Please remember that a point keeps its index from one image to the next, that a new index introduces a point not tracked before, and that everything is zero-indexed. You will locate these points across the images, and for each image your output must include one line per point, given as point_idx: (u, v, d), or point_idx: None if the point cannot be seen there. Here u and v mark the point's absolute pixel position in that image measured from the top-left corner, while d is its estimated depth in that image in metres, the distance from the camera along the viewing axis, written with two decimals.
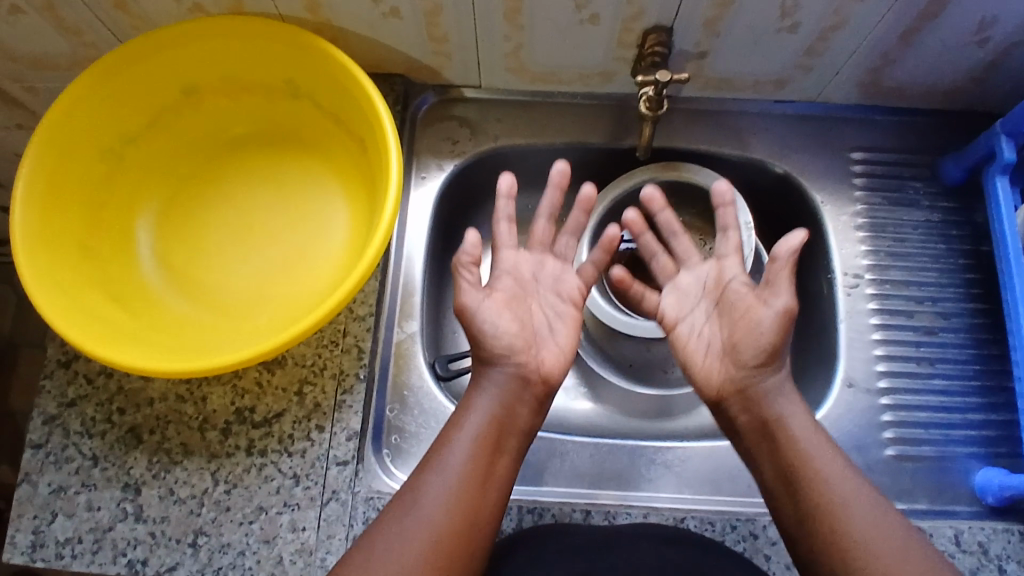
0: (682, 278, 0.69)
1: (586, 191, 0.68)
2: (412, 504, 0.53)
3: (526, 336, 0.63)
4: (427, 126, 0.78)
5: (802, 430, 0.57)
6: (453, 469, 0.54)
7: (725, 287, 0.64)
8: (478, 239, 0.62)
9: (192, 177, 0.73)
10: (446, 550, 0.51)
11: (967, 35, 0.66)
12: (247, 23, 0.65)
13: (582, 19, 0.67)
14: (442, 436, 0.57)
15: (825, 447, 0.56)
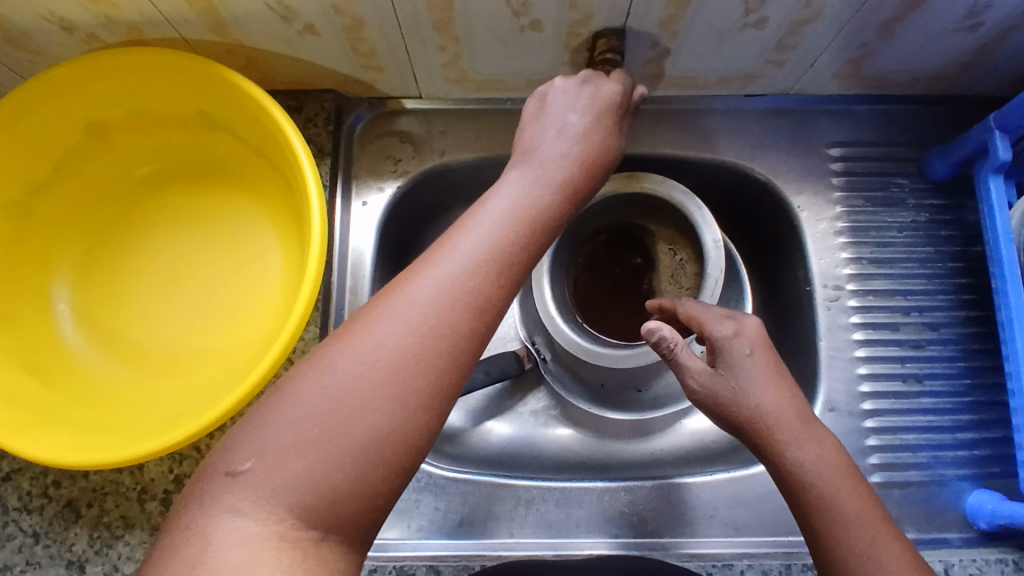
0: (725, 327, 0.53)
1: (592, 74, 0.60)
2: (424, 279, 0.41)
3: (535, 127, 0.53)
4: (365, 146, 0.71)
5: (825, 477, 0.47)
6: (483, 243, 0.43)
7: (742, 346, 0.52)
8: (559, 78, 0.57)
9: (108, 223, 0.67)
10: (440, 359, 0.40)
11: (958, 21, 0.59)
12: (148, 55, 0.58)
13: (522, 27, 0.59)
14: (470, 214, 0.46)
15: (857, 496, 0.47)
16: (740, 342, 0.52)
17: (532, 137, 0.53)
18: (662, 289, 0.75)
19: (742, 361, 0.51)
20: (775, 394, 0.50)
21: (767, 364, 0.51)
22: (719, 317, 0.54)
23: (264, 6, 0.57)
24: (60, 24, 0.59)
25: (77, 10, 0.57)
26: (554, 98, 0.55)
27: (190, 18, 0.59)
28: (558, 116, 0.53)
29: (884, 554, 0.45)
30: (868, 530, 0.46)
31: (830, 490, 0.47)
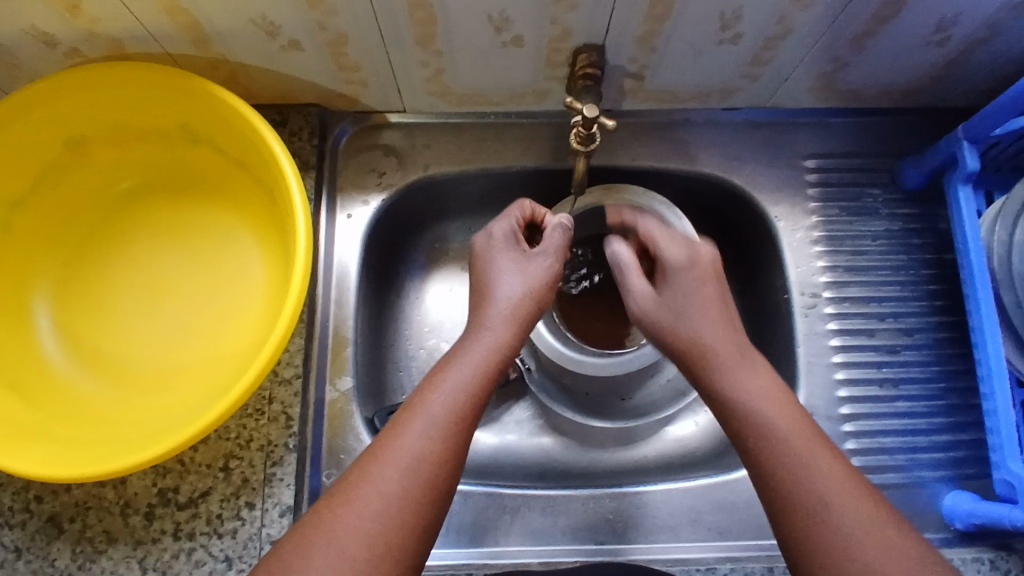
0: (680, 254, 0.60)
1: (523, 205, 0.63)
2: (386, 458, 0.45)
3: (483, 274, 0.58)
4: (349, 159, 0.72)
5: (756, 399, 0.50)
6: (437, 413, 0.47)
7: (688, 274, 0.59)
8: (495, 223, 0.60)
9: (91, 238, 0.67)
10: (399, 529, 0.43)
11: (926, 35, 0.61)
12: (131, 69, 0.59)
13: (504, 42, 0.61)
14: (429, 379, 0.50)
15: (790, 415, 0.49)
16: (684, 262, 0.59)
17: (482, 283, 0.57)
18: None
19: (684, 275, 0.59)
20: (711, 310, 0.56)
21: (711, 297, 0.57)
22: (670, 238, 0.62)
23: (249, 22, 0.58)
24: (41, 38, 0.59)
25: (59, 24, 0.58)
26: (491, 256, 0.58)
27: (174, 33, 0.59)
28: (498, 273, 0.57)
29: (818, 458, 0.46)
30: (799, 446, 0.47)
31: (761, 412, 0.49)
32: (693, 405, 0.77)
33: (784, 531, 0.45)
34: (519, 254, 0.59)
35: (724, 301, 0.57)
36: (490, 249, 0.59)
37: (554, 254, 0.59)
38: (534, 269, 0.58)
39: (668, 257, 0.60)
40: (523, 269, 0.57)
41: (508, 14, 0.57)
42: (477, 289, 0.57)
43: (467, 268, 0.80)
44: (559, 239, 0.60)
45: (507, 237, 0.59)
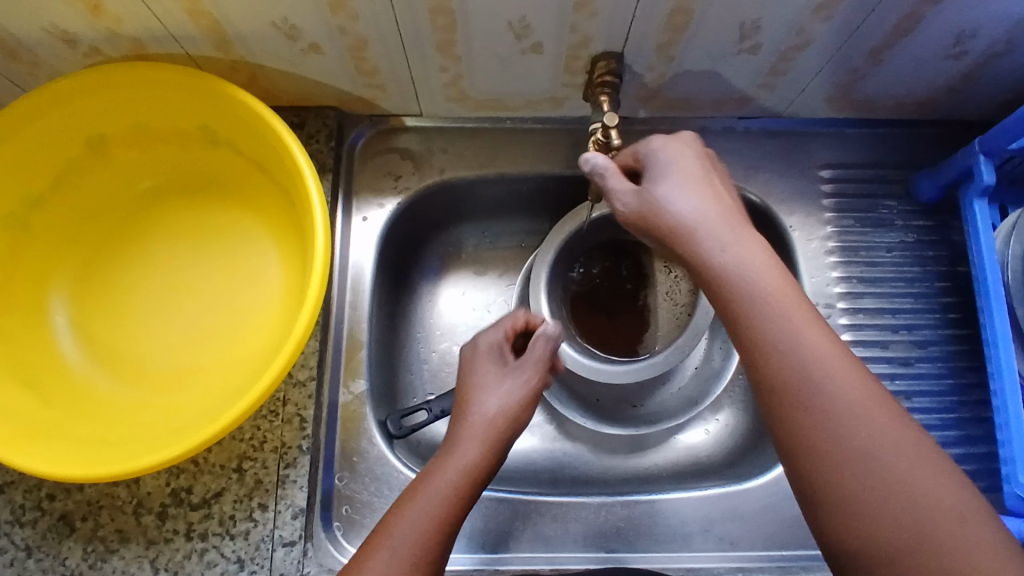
0: (659, 143, 0.54)
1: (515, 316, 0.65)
2: (377, 550, 0.47)
3: (469, 383, 0.59)
4: (366, 163, 0.72)
5: (752, 275, 0.47)
6: (422, 520, 0.49)
7: (676, 158, 0.53)
8: (487, 332, 0.64)
9: (108, 238, 0.68)
10: None
11: (945, 47, 0.61)
12: (152, 70, 0.59)
13: (524, 49, 0.61)
14: (413, 487, 0.52)
15: (788, 295, 0.46)
16: (666, 151, 0.53)
17: (467, 392, 0.59)
18: (659, 305, 0.77)
19: (667, 162, 0.53)
20: (691, 199, 0.50)
21: (696, 177, 0.52)
22: (644, 138, 0.56)
23: (271, 25, 0.58)
24: (63, 37, 0.60)
25: (81, 23, 0.58)
26: (475, 370, 0.60)
27: (195, 35, 0.60)
28: (480, 386, 0.59)
29: (812, 339, 0.44)
30: (799, 329, 0.45)
31: (756, 286, 0.46)
32: (704, 413, 0.76)
33: (804, 453, 0.43)
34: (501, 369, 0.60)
35: (709, 189, 0.51)
36: (478, 357, 0.61)
37: (536, 365, 0.60)
38: (509, 382, 0.58)
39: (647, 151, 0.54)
40: (497, 382, 0.58)
41: (528, 21, 0.57)
42: (461, 406, 0.58)
43: (480, 273, 0.80)
44: (544, 350, 0.62)
45: (493, 347, 0.62)
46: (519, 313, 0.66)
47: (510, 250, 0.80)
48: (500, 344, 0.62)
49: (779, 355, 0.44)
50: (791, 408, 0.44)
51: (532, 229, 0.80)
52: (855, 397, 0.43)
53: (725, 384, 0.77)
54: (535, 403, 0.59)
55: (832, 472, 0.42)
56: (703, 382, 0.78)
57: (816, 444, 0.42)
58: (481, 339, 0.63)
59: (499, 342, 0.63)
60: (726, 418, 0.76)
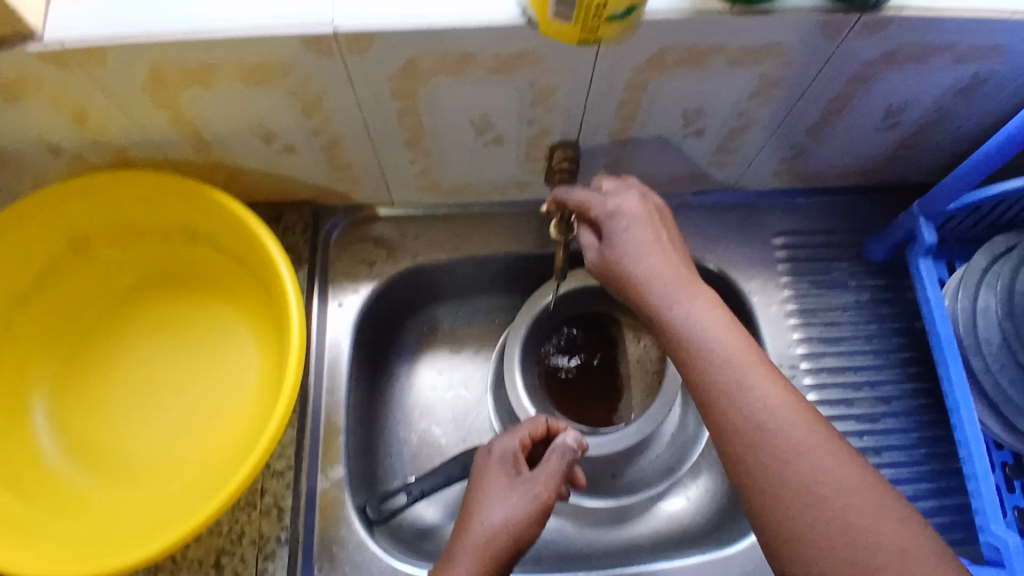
0: (608, 204, 0.57)
1: (535, 422, 0.66)
2: None
3: (475, 496, 0.60)
4: (341, 251, 0.75)
5: (706, 332, 0.50)
6: None
7: (626, 220, 0.56)
8: (506, 437, 0.64)
9: (89, 335, 0.69)
10: None
11: (876, 123, 0.66)
12: (135, 174, 0.63)
13: (486, 141, 0.65)
14: None
15: (734, 341, 0.50)
16: (615, 212, 0.56)
17: (474, 503, 0.60)
18: (631, 374, 0.79)
19: (620, 228, 0.56)
20: (642, 263, 0.54)
21: (647, 239, 0.55)
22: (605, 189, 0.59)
23: (248, 129, 0.62)
24: (49, 146, 0.63)
25: (67, 134, 0.61)
26: (484, 481, 0.61)
27: (176, 140, 0.63)
28: (484, 499, 0.59)
29: (756, 386, 0.48)
30: (745, 378, 0.49)
31: (703, 338, 0.50)
32: (683, 480, 0.77)
33: (748, 491, 0.47)
34: (513, 479, 0.61)
35: (660, 248, 0.55)
36: (489, 465, 0.63)
37: (546, 480, 0.60)
38: (518, 494, 0.59)
39: (600, 209, 0.57)
40: (506, 494, 0.59)
41: (489, 117, 0.61)
42: (464, 517, 0.59)
43: (456, 351, 0.82)
44: (558, 464, 0.61)
45: (505, 456, 0.63)
46: (540, 419, 0.66)
47: (485, 327, 0.82)
48: (513, 454, 0.63)
49: (729, 402, 0.48)
50: (744, 453, 0.47)
51: (506, 306, 0.83)
52: (799, 437, 0.46)
53: (700, 450, 0.77)
54: (545, 517, 0.59)
55: (776, 506, 0.45)
56: (680, 448, 0.79)
57: (766, 485, 0.46)
58: (495, 445, 0.64)
59: (510, 452, 0.63)
60: (705, 484, 0.76)
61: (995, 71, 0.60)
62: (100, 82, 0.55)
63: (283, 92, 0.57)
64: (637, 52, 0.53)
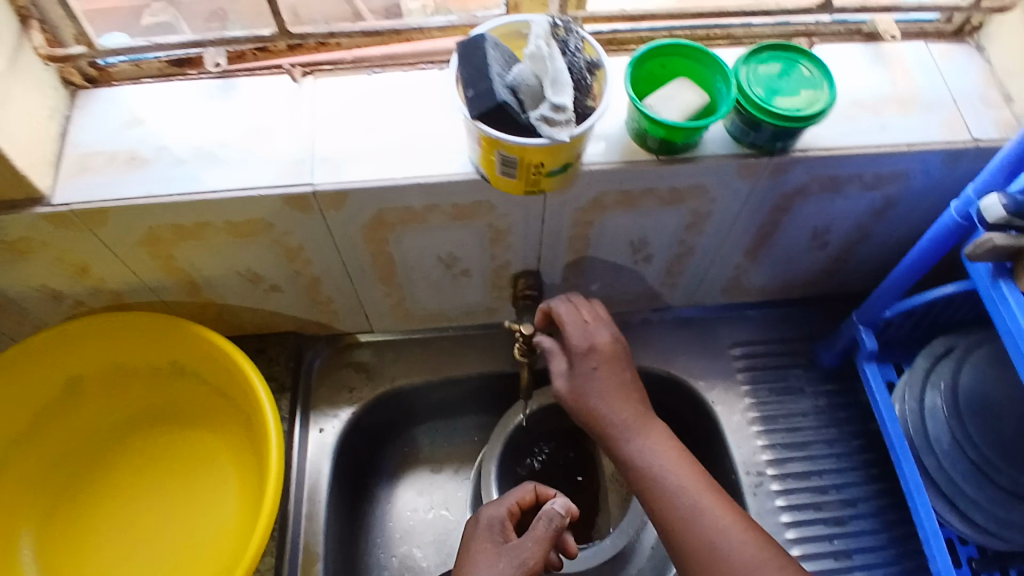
0: (584, 336, 0.63)
1: (524, 488, 0.67)
2: None
3: (463, 567, 0.60)
4: (322, 378, 0.79)
5: (659, 463, 0.58)
6: None
7: (597, 355, 0.63)
8: (492, 504, 0.65)
9: (76, 472, 0.72)
10: None
11: (806, 243, 0.73)
12: (129, 318, 0.68)
13: (454, 274, 0.71)
14: None
15: (685, 473, 0.58)
16: (589, 346, 0.63)
17: (462, 572, 0.60)
18: (608, 486, 0.81)
19: (585, 371, 0.63)
20: (597, 404, 0.61)
21: (611, 376, 0.62)
22: (575, 322, 0.64)
23: (234, 273, 0.68)
24: (50, 293, 0.68)
25: (68, 282, 0.67)
26: (472, 550, 0.61)
27: (168, 284, 0.69)
28: (472, 568, 0.60)
29: (709, 512, 0.55)
30: (697, 503, 0.56)
31: (657, 475, 0.58)
32: None
33: None
34: (501, 547, 0.61)
35: (612, 393, 0.62)
36: (477, 533, 0.63)
37: (534, 547, 0.60)
38: (506, 562, 0.59)
39: (576, 338, 0.63)
40: (494, 563, 0.59)
41: (454, 254, 0.68)
42: None
43: (436, 471, 0.84)
44: (546, 530, 0.61)
45: (492, 524, 0.64)
46: (527, 484, 0.68)
47: (463, 445, 0.85)
48: (500, 521, 0.64)
49: (685, 526, 0.55)
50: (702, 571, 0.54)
51: (483, 423, 0.86)
52: (749, 556, 0.54)
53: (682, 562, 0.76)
54: None
55: None
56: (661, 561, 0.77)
57: None
58: (484, 512, 0.65)
59: (496, 519, 0.64)
60: None
61: (902, 195, 0.67)
62: (102, 239, 0.61)
63: (268, 242, 0.63)
64: (579, 196, 0.60)
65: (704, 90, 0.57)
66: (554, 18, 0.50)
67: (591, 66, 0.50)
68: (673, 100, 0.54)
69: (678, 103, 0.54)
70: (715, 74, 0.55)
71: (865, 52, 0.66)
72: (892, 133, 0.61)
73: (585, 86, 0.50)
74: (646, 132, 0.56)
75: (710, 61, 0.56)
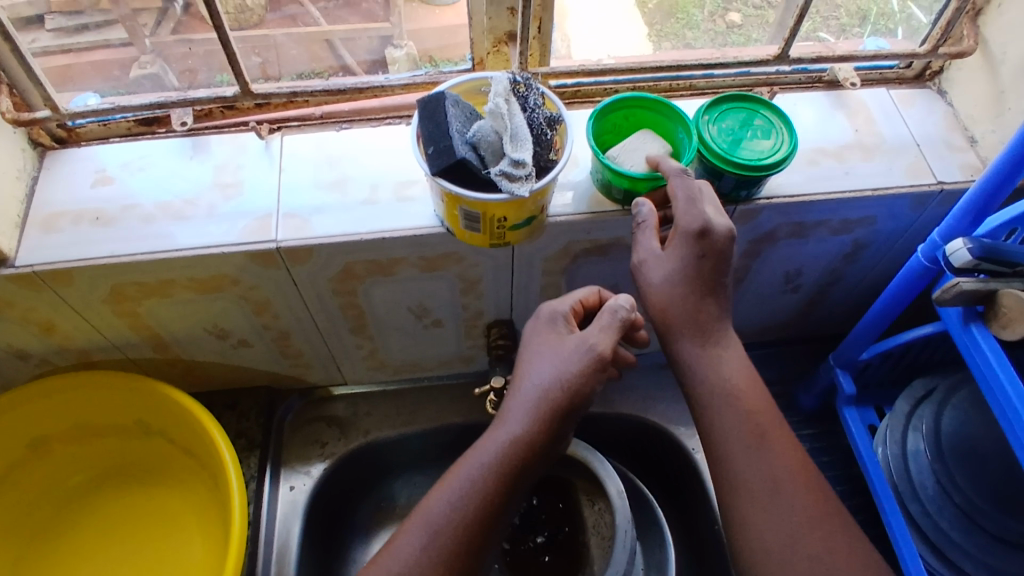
0: (698, 218, 0.50)
1: (588, 291, 0.58)
2: None
3: (523, 354, 0.55)
4: (294, 433, 0.77)
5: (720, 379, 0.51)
6: (433, 543, 0.49)
7: (710, 242, 0.50)
8: (559, 299, 0.57)
9: (36, 536, 0.69)
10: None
11: (780, 286, 0.73)
12: (94, 377, 0.66)
13: (427, 324, 0.70)
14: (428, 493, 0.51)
15: (753, 399, 0.51)
16: (696, 231, 0.50)
17: (519, 363, 0.54)
18: (590, 541, 0.77)
19: (682, 263, 0.51)
20: (682, 299, 0.51)
21: (713, 266, 0.51)
22: (688, 202, 0.50)
23: (202, 329, 0.67)
24: (15, 351, 0.67)
25: (32, 342, 0.66)
26: (531, 340, 0.55)
27: (135, 342, 0.68)
28: (530, 357, 0.54)
29: None
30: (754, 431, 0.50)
31: (726, 396, 0.51)
32: None
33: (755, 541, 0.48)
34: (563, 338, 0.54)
35: (699, 293, 0.51)
36: (539, 327, 0.56)
37: (597, 333, 0.53)
38: (570, 348, 0.53)
39: (687, 221, 0.50)
40: (557, 349, 0.53)
41: (426, 304, 0.67)
42: (506, 400, 0.53)
43: None
44: (612, 318, 0.53)
45: (554, 315, 0.56)
46: (593, 287, 0.59)
47: None
48: (563, 311, 0.56)
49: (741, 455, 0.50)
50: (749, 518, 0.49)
51: None
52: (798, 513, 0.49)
53: None
54: (599, 375, 0.52)
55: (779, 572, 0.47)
56: None
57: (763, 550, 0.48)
58: (550, 303, 0.57)
59: (558, 306, 0.56)
60: None
61: (871, 239, 0.68)
62: (66, 299, 0.61)
63: (235, 297, 0.63)
64: (548, 246, 0.60)
65: (666, 140, 0.57)
66: (513, 74, 0.51)
67: (552, 121, 0.50)
68: (638, 151, 0.55)
69: (643, 153, 0.55)
70: (675, 123, 0.56)
71: (827, 99, 0.67)
72: (858, 178, 0.62)
73: (546, 140, 0.50)
74: (610, 182, 0.55)
75: (670, 112, 0.56)
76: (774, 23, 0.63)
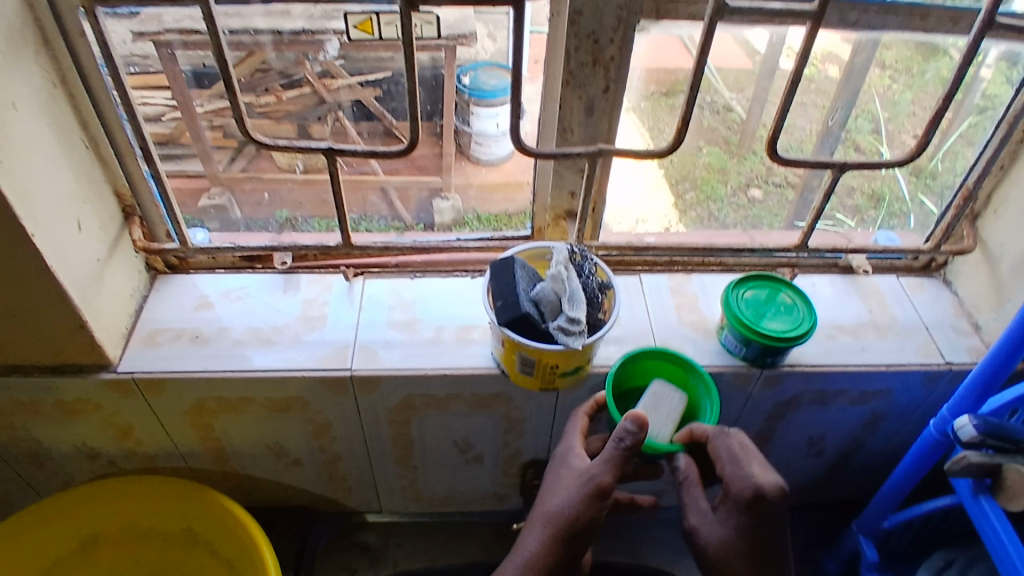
0: (744, 483, 0.52)
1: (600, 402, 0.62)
2: None
3: (544, 485, 0.59)
4: (326, 558, 0.82)
5: None
6: None
7: (756, 506, 0.52)
8: (575, 424, 0.61)
9: None
10: None
11: (803, 449, 0.77)
12: (156, 482, 0.71)
13: (468, 459, 0.75)
14: None
15: None
16: (745, 497, 0.52)
17: (541, 491, 0.58)
18: None
19: (733, 525, 0.53)
20: (739, 565, 0.53)
21: (763, 528, 0.52)
22: (732, 464, 0.54)
23: (263, 446, 0.73)
24: (87, 451, 0.73)
25: (107, 444, 0.72)
26: (553, 468, 0.59)
27: (199, 452, 0.73)
28: (548, 486, 0.58)
29: None
30: None
31: None
32: None
33: None
34: (573, 470, 0.57)
35: (753, 557, 0.53)
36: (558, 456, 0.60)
37: (599, 463, 0.55)
38: (577, 478, 0.56)
39: (736, 485, 0.53)
40: (568, 479, 0.56)
41: (470, 440, 0.72)
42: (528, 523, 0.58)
43: None
44: (612, 447, 0.54)
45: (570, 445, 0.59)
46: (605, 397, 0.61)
47: None
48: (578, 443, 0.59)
49: None
50: None
51: None
52: None
53: None
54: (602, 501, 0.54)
55: None
56: None
57: None
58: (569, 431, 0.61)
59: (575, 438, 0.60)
60: None
61: (888, 411, 0.73)
62: (153, 407, 0.67)
63: (300, 419, 0.69)
64: (589, 393, 0.67)
65: (682, 386, 0.64)
66: (571, 246, 0.60)
67: (603, 287, 0.59)
68: (660, 406, 0.61)
69: (666, 409, 0.61)
70: (690, 375, 0.63)
71: (842, 282, 0.76)
72: (872, 355, 0.68)
73: (598, 302, 0.58)
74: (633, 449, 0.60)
75: (685, 366, 0.63)
76: (795, 199, 0.73)
